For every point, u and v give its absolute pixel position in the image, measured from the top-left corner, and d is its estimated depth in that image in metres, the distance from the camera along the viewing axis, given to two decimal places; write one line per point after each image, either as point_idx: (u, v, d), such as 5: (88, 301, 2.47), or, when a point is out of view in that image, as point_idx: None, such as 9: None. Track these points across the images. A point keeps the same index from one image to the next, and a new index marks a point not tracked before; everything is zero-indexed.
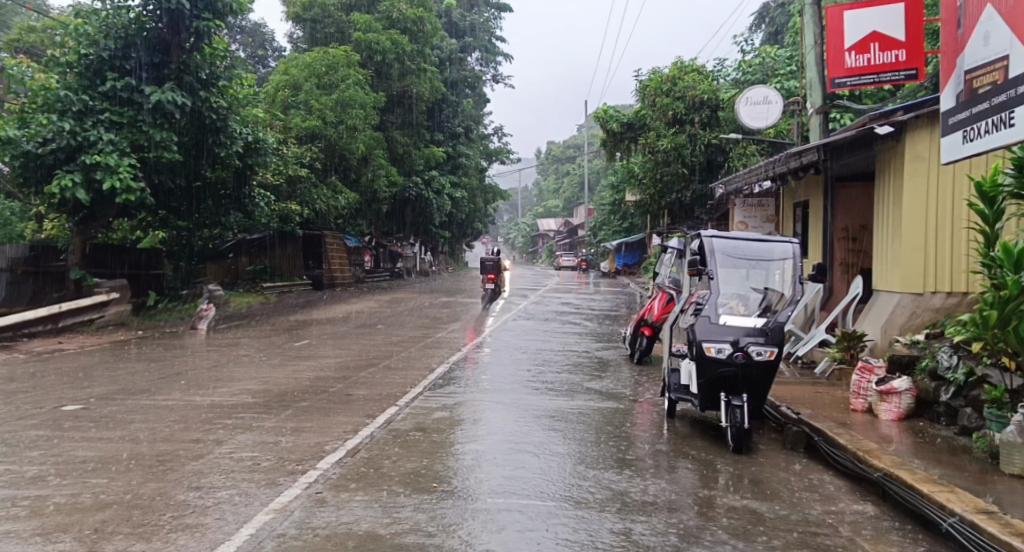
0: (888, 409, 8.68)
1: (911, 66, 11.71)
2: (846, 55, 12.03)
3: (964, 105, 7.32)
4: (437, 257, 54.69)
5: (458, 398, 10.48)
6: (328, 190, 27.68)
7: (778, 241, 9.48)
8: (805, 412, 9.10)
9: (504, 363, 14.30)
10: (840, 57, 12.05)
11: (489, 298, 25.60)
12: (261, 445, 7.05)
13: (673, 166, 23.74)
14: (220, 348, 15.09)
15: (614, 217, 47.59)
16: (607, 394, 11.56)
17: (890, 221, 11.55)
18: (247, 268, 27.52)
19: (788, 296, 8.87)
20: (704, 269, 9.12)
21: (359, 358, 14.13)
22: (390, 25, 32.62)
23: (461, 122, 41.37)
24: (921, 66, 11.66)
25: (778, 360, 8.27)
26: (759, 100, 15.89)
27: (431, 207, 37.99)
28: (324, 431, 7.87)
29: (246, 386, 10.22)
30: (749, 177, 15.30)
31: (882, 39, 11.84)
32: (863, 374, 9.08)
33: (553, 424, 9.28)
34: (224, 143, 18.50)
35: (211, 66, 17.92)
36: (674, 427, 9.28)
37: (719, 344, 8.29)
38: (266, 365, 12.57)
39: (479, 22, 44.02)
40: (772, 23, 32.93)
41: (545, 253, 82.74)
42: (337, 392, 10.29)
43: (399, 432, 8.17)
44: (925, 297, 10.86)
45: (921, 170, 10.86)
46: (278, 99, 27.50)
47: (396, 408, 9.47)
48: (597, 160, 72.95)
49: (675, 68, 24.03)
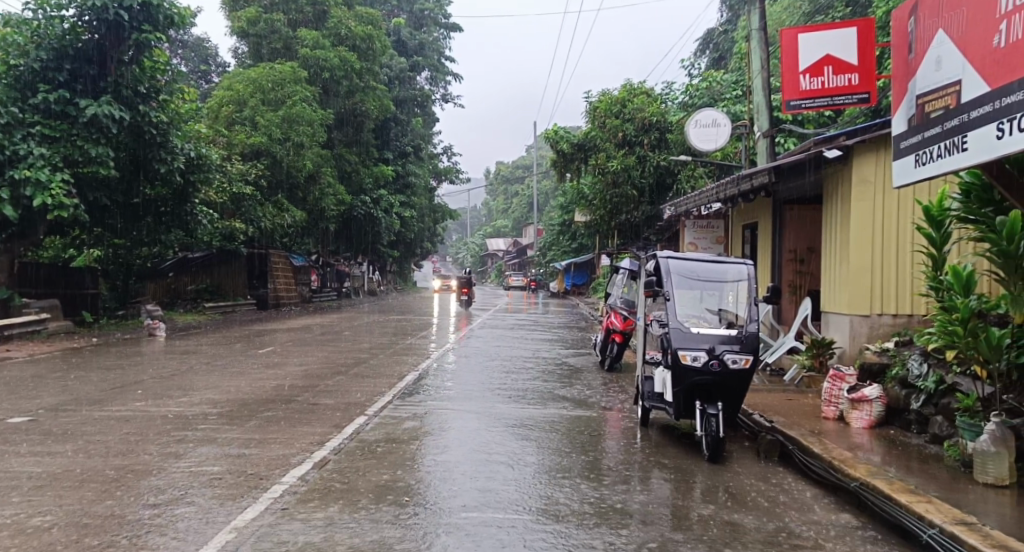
0: (859, 417, 8.67)
1: (865, 89, 11.09)
2: (800, 78, 11.34)
3: (910, 133, 6.82)
4: (385, 276, 54.13)
5: (426, 407, 10.31)
6: (273, 208, 27.31)
7: (733, 262, 9.22)
8: (777, 420, 9.08)
9: (473, 370, 14.13)
10: (794, 80, 11.36)
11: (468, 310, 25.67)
12: (222, 458, 6.81)
13: (623, 189, 23.72)
14: (179, 356, 14.75)
15: (563, 237, 47.74)
16: (578, 402, 11.45)
17: (841, 241, 11.54)
18: (190, 287, 26.87)
19: (745, 317, 8.67)
20: (661, 290, 8.95)
21: (321, 367, 13.87)
22: (338, 42, 32.03)
23: (411, 140, 41.76)
24: (873, 89, 11.06)
25: (754, 369, 8.24)
26: (708, 124, 17.32)
27: (378, 226, 37.97)
28: (289, 443, 7.65)
29: (206, 396, 9.97)
30: (702, 199, 15.38)
31: (835, 61, 11.22)
32: (834, 381, 9.10)
33: (525, 434, 9.14)
34: (165, 158, 18.06)
35: (150, 80, 17.48)
36: (647, 436, 9.20)
37: (694, 352, 8.23)
38: (225, 374, 12.28)
39: (428, 41, 43.73)
40: (718, 49, 33.31)
41: (495, 273, 82.54)
42: (303, 402, 10.06)
43: (367, 443, 7.98)
44: (873, 318, 10.82)
45: (868, 192, 10.85)
46: (222, 116, 26.97)
47: (364, 418, 9.26)
48: (547, 180, 72.80)
49: (624, 90, 24.04)
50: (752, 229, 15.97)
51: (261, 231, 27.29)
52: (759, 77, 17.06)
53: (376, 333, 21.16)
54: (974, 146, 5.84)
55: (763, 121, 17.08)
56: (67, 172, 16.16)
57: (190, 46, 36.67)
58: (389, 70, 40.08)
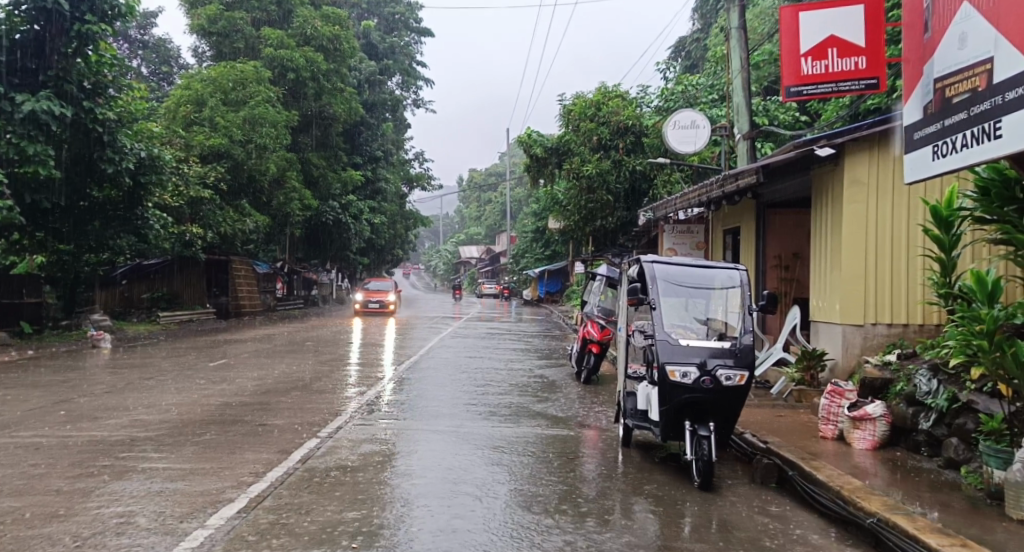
0: (861, 437, 7.90)
1: (872, 74, 10.37)
2: (802, 61, 10.63)
3: (926, 122, 6.09)
4: (354, 284, 53.16)
5: (389, 428, 9.41)
6: (235, 213, 26.33)
7: (723, 267, 8.41)
8: (773, 440, 8.28)
9: (441, 384, 13.22)
10: (795, 63, 10.67)
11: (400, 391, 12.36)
12: (136, 499, 5.93)
13: (597, 194, 22.92)
14: (123, 370, 13.76)
15: (536, 244, 47.04)
16: (554, 418, 10.62)
17: (831, 247, 10.83)
18: (144, 296, 25.69)
19: (738, 327, 7.89)
20: (645, 298, 8.11)
21: (276, 381, 12.92)
22: (304, 42, 31.08)
23: (381, 145, 40.74)
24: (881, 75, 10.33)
25: (750, 386, 7.44)
26: (687, 124, 16.59)
27: (348, 233, 36.89)
28: (220, 473, 6.75)
29: (138, 417, 9.03)
30: (682, 202, 14.65)
31: (840, 43, 10.48)
32: (832, 397, 8.29)
33: (495, 456, 8.33)
34: (112, 158, 17.01)
35: (97, 74, 16.48)
36: (630, 459, 8.39)
37: (684, 368, 7.43)
38: (168, 391, 11.31)
39: (399, 45, 42.80)
40: (688, 57, 32.84)
41: (467, 280, 81.63)
42: (250, 423, 9.14)
43: (317, 473, 7.10)
44: (867, 328, 10.09)
45: (861, 194, 10.12)
46: (179, 116, 25.79)
47: (316, 442, 8.35)
48: (519, 186, 72.14)
49: (599, 93, 23.28)
50: (734, 234, 15.26)
51: (221, 237, 26.17)
52: (739, 77, 16.38)
53: (341, 343, 20.22)
54: (1009, 133, 5.11)
55: (744, 123, 16.40)
56: (3, 172, 15.03)
57: (151, 47, 35.47)
58: (359, 73, 39.05)
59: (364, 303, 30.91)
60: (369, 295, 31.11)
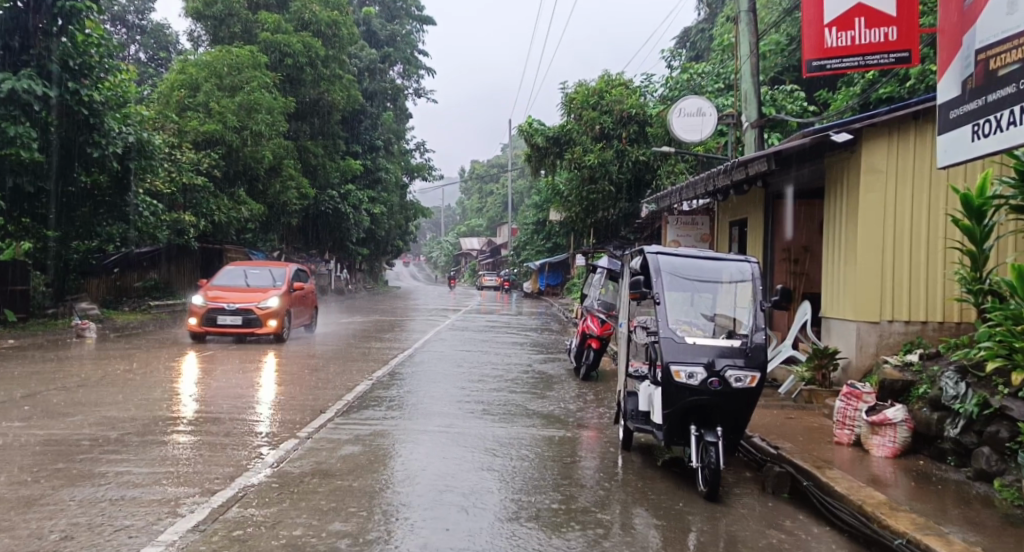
0: (880, 444, 7.33)
1: (904, 46, 9.66)
2: (825, 33, 10.01)
3: (964, 99, 5.60)
4: (353, 275, 52.55)
5: (375, 428, 8.86)
6: (228, 201, 25.74)
7: (734, 260, 7.80)
8: (784, 445, 7.71)
9: (434, 380, 12.66)
10: (819, 36, 10.04)
11: (373, 406, 10.13)
12: (81, 508, 5.52)
13: (600, 185, 22.29)
14: (102, 362, 13.20)
15: (537, 236, 46.45)
16: (551, 417, 10.07)
17: (843, 240, 10.25)
18: (136, 284, 25.00)
19: (752, 324, 7.30)
20: (649, 292, 7.50)
21: (262, 375, 12.36)
22: (302, 27, 30.45)
23: (381, 135, 40.08)
24: (914, 47, 9.61)
25: (760, 388, 6.87)
26: (692, 112, 15.96)
27: (346, 223, 36.40)
28: (184, 476, 6.32)
29: (106, 414, 8.51)
30: (687, 192, 14.05)
31: (868, 13, 9.81)
32: (849, 400, 7.71)
33: (487, 459, 7.79)
34: (98, 143, 16.52)
35: (82, 55, 15.91)
36: (631, 464, 7.84)
37: (690, 368, 6.85)
38: (145, 385, 10.77)
39: (400, 33, 42.07)
40: (692, 48, 32.24)
41: (468, 273, 80.83)
42: (227, 421, 8.62)
43: (291, 478, 6.57)
44: (883, 325, 9.52)
45: (878, 184, 9.52)
46: (173, 100, 25.21)
47: (294, 443, 7.84)
48: (521, 178, 71.44)
49: (602, 81, 22.52)
50: (740, 226, 14.66)
51: (214, 226, 25.63)
52: (748, 63, 15.73)
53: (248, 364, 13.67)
54: None
55: (752, 110, 15.77)
56: None
57: (148, 32, 34.87)
58: (359, 61, 38.37)
59: (208, 315, 15.60)
60: (219, 301, 15.69)
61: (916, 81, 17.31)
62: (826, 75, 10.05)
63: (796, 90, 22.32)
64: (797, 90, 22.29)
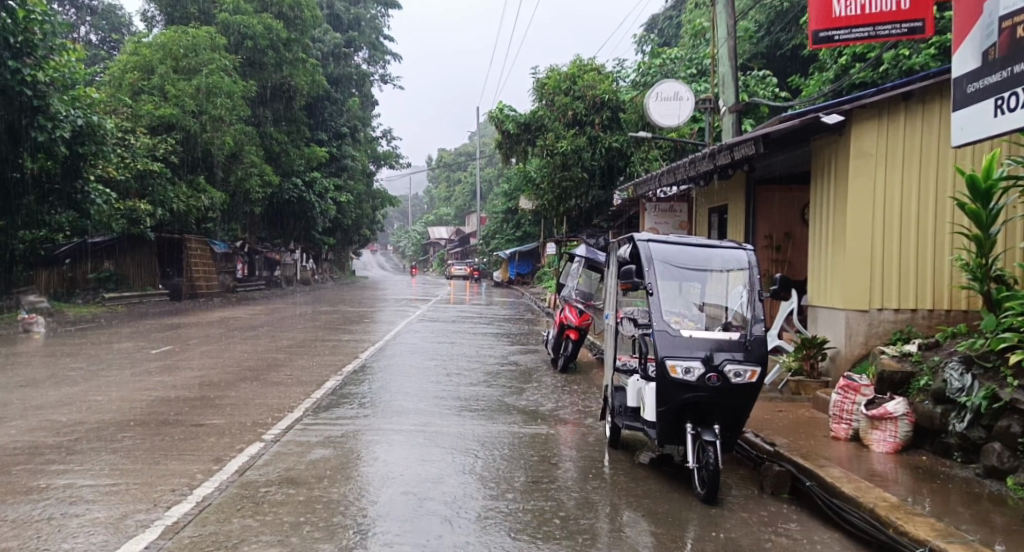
0: (880, 440, 6.93)
1: (916, 16, 9.31)
2: (834, 2, 9.66)
3: (989, 70, 5.53)
4: (321, 266, 51.70)
5: (346, 428, 8.39)
6: (188, 189, 24.93)
7: (728, 248, 7.38)
8: (778, 440, 7.31)
9: (407, 374, 12.15)
10: (828, 5, 9.68)
11: (341, 404, 9.61)
12: (8, 536, 5.09)
13: (572, 172, 21.74)
14: (54, 361, 12.66)
15: (505, 225, 45.89)
16: (531, 414, 9.62)
17: (831, 226, 9.88)
18: (90, 275, 24.23)
19: (750, 316, 6.90)
20: (640, 282, 7.05)
21: (225, 371, 11.82)
22: (263, 9, 29.66)
23: (347, 121, 39.40)
24: (927, 16, 9.26)
25: (760, 384, 6.51)
26: (669, 96, 15.54)
27: (312, 212, 35.64)
28: (134, 493, 5.89)
29: (52, 420, 8.04)
30: (666, 177, 13.65)
31: None
32: (846, 393, 7.26)
33: (468, 462, 7.32)
34: (44, 126, 16.33)
35: (26, 33, 15.53)
36: (617, 463, 7.44)
37: (686, 362, 6.47)
38: (97, 385, 10.23)
39: (365, 17, 41.22)
40: (661, 35, 31.83)
41: (436, 262, 80.00)
42: (186, 423, 8.14)
43: (255, 488, 6.15)
44: (872, 314, 9.17)
45: (868, 168, 9.18)
46: (125, 83, 24.40)
47: (260, 447, 7.35)
48: (489, 167, 70.82)
49: (573, 66, 21.93)
50: (720, 213, 14.30)
51: (173, 214, 24.84)
52: (726, 46, 15.32)
53: None
54: None
55: (729, 95, 15.34)
56: None
57: (99, 14, 33.87)
58: (322, 46, 37.51)
59: None
60: None
61: (890, 65, 17.01)
62: (835, 46, 9.62)
63: (769, 76, 21.98)
64: (769, 76, 21.96)
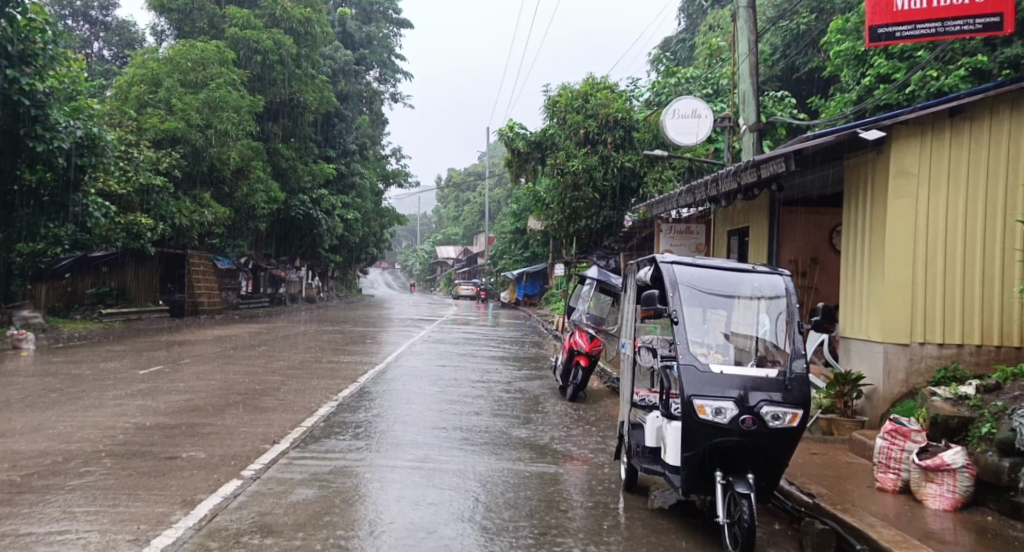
0: (936, 494, 6.12)
1: (993, 11, 8.41)
2: None
3: None
4: (327, 284, 51.04)
5: (335, 463, 7.62)
6: (191, 203, 24.31)
7: (762, 273, 6.60)
8: (818, 490, 6.49)
9: (407, 401, 11.40)
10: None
11: (331, 436, 8.81)
12: None
13: (583, 192, 20.92)
14: (36, 381, 11.94)
15: (514, 245, 45.15)
16: (538, 449, 8.81)
17: (864, 252, 9.06)
18: (90, 290, 23.56)
19: (788, 351, 6.13)
20: (665, 309, 6.26)
21: (213, 395, 11.07)
22: (273, 24, 29.18)
23: (356, 138, 38.86)
24: (1005, 11, 8.30)
25: (803, 428, 5.75)
26: (687, 114, 14.80)
27: (319, 228, 34.99)
28: (83, 544, 5.14)
29: (14, 451, 7.29)
30: (684, 198, 12.91)
31: None
32: (893, 439, 6.49)
33: (469, 506, 6.53)
34: (42, 137, 15.70)
35: (26, 40, 14.92)
36: (633, 511, 6.62)
37: (717, 403, 5.70)
38: (73, 409, 9.48)
39: (377, 35, 40.79)
40: (674, 57, 31.22)
41: (443, 281, 79.24)
42: (160, 456, 7.38)
43: (223, 539, 5.39)
44: (913, 348, 8.36)
45: (909, 188, 8.38)
46: (132, 96, 23.70)
47: (236, 486, 6.58)
48: (498, 187, 70.14)
49: (587, 84, 21.35)
50: (740, 235, 13.53)
51: (175, 229, 24.23)
52: (747, 62, 14.61)
53: None
54: None
55: (750, 113, 14.59)
56: None
57: (113, 29, 33.47)
58: (333, 62, 37.05)
59: None
60: None
61: (916, 86, 16.16)
62: (896, 43, 8.95)
63: (787, 96, 21.29)
64: (788, 96, 21.26)
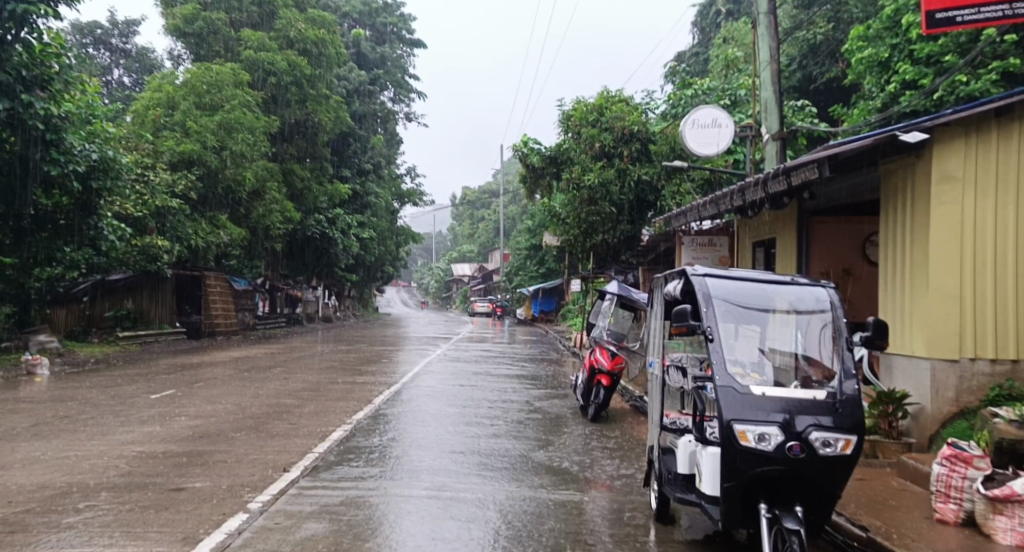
0: (1006, 528, 5.58)
1: None
2: None
3: None
4: (343, 303, 50.75)
5: (346, 494, 7.15)
6: (206, 225, 24.08)
7: (802, 285, 6.10)
8: (871, 523, 5.96)
9: (423, 423, 10.94)
10: None
11: (342, 463, 8.34)
12: None
13: (600, 206, 20.44)
14: (44, 409, 11.57)
15: (530, 262, 44.67)
16: (562, 475, 8.31)
17: (905, 261, 8.54)
18: (106, 312, 23.32)
19: (835, 370, 5.63)
20: (699, 326, 5.77)
21: (223, 420, 10.65)
22: (287, 45, 29.00)
23: (370, 158, 38.63)
24: None
25: (856, 456, 5.25)
26: (708, 123, 14.31)
27: (334, 248, 34.71)
28: None
29: (12, 485, 6.90)
30: (707, 208, 12.42)
31: None
32: (953, 465, 5.99)
33: (490, 540, 6.05)
34: (56, 160, 15.49)
35: (41, 66, 14.73)
36: (667, 544, 6.11)
37: (760, 427, 5.22)
38: (77, 438, 9.08)
39: (390, 55, 40.63)
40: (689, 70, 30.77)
41: (459, 299, 78.81)
42: (163, 488, 6.96)
43: None
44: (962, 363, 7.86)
45: (953, 193, 7.87)
46: (148, 120, 23.59)
47: (243, 521, 6.14)
48: (513, 204, 69.74)
49: (601, 97, 20.84)
50: (766, 247, 13.05)
51: (190, 251, 24.00)
52: (769, 69, 14.15)
53: None
54: None
55: (773, 121, 14.14)
56: None
57: (131, 55, 33.45)
58: (348, 83, 36.93)
59: None
60: None
61: (945, 92, 15.57)
62: (956, 29, 7.92)
63: (808, 106, 20.77)
64: (808, 106, 20.77)
